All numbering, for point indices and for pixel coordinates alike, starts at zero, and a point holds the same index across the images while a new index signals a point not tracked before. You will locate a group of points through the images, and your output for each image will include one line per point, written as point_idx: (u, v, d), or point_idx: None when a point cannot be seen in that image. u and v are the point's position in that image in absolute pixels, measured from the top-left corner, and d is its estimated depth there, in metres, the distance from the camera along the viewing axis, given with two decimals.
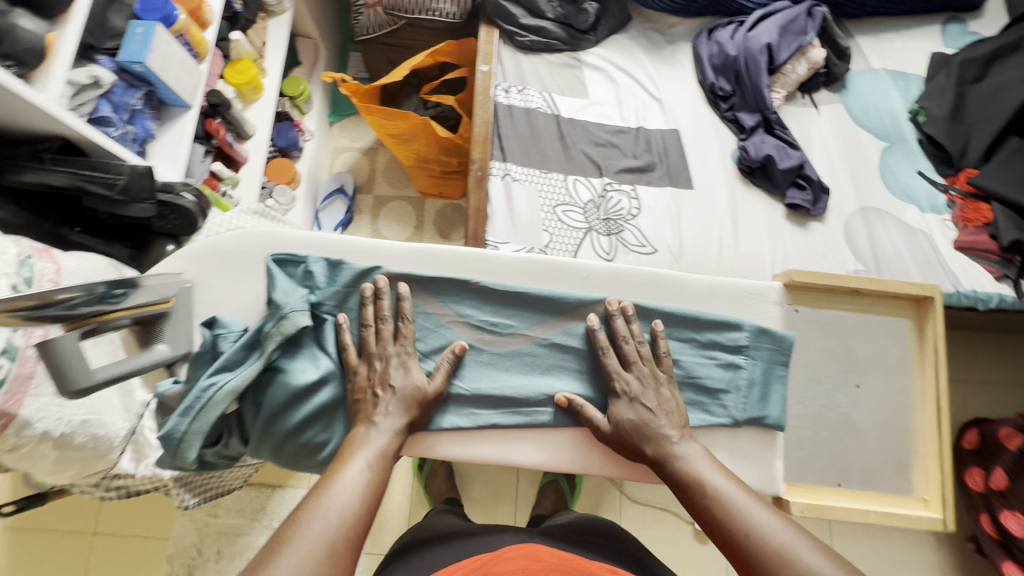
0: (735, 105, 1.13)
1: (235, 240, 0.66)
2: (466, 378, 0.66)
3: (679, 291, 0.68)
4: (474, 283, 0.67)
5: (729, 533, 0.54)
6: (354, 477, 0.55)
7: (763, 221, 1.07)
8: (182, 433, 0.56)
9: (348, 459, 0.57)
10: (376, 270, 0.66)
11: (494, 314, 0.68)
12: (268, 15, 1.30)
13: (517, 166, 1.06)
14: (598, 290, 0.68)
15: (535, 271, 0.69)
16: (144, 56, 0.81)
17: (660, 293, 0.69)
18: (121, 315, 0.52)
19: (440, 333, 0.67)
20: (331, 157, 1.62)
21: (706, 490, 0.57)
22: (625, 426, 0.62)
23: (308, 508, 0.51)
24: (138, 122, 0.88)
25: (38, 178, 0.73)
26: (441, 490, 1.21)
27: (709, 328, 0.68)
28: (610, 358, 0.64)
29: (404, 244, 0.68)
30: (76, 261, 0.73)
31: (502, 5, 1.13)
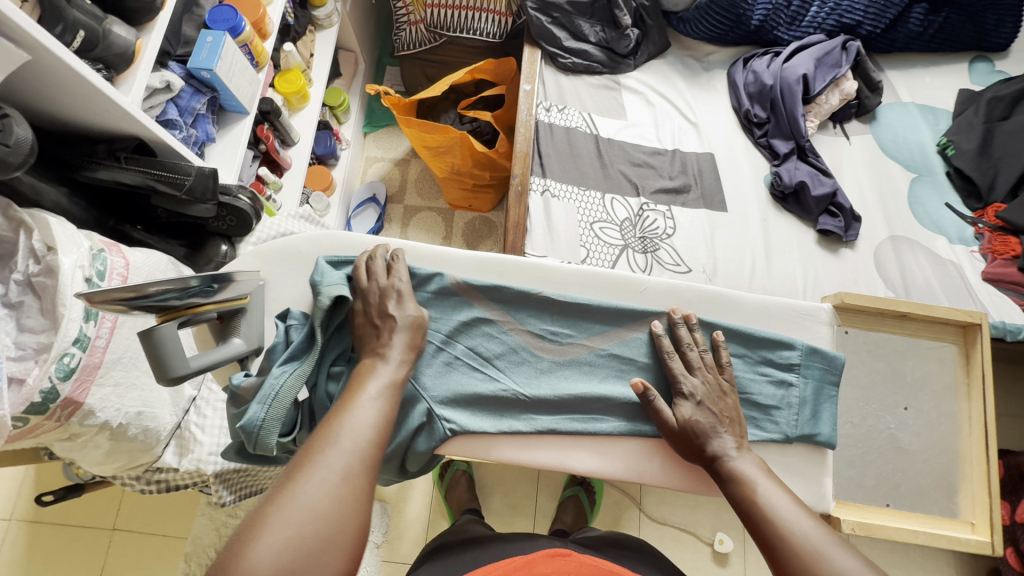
0: (769, 132, 1.16)
1: (306, 241, 0.69)
2: (526, 383, 0.68)
3: (733, 308, 0.71)
4: (536, 293, 0.70)
5: (766, 533, 0.54)
6: (369, 408, 0.54)
7: (795, 245, 1.10)
8: (261, 419, 0.57)
9: (359, 391, 0.55)
10: (444, 276, 0.69)
11: (555, 323, 0.70)
12: (316, 28, 1.35)
13: (556, 182, 1.09)
14: (657, 303, 0.71)
15: (594, 283, 0.72)
16: (213, 64, 0.85)
17: (714, 309, 0.71)
18: (208, 309, 0.54)
19: (501, 340, 0.69)
20: (363, 166, 1.65)
21: (752, 492, 0.58)
22: (688, 427, 0.63)
23: (325, 430, 0.51)
24: (200, 126, 0.91)
25: (111, 175, 0.75)
26: (463, 500, 1.20)
27: (761, 345, 0.70)
28: (675, 360, 0.67)
29: (470, 253, 0.71)
30: (141, 257, 0.76)
31: (547, 27, 1.17)
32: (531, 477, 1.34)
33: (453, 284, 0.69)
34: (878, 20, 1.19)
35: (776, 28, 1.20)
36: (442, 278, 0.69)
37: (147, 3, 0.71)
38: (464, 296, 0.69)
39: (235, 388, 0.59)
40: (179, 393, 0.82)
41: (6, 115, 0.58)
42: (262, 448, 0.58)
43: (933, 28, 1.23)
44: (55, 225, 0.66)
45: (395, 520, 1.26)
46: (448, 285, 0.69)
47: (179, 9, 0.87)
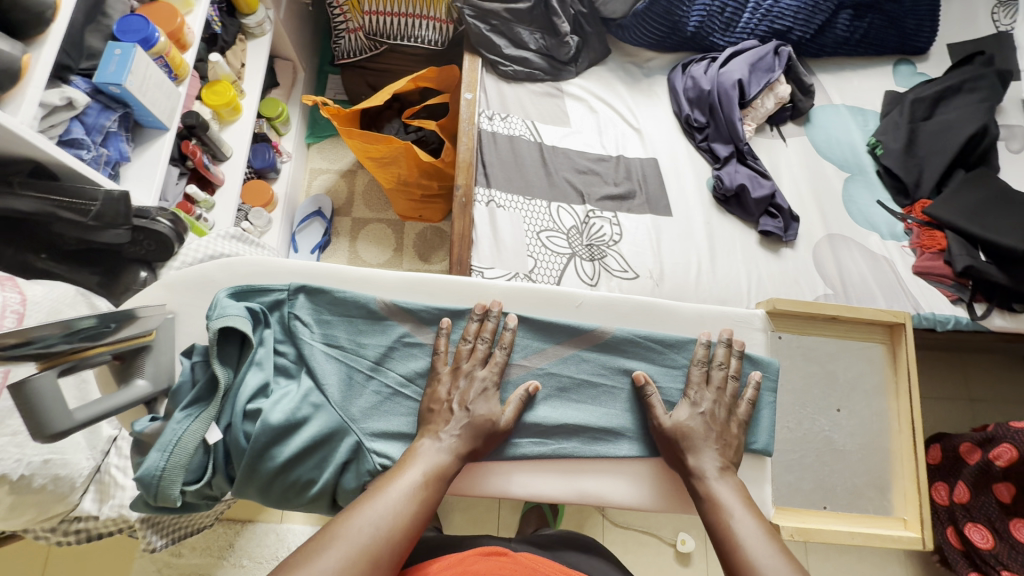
0: (709, 136, 1.18)
1: (221, 268, 0.63)
2: None
3: (666, 319, 0.70)
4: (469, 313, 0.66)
5: (734, 561, 0.56)
6: (405, 489, 0.55)
7: (738, 247, 1.11)
8: (161, 469, 0.52)
9: (405, 469, 0.56)
10: (372, 299, 0.64)
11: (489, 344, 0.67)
12: (247, 37, 1.29)
13: (501, 192, 1.08)
14: (592, 319, 0.69)
15: (532, 300, 0.69)
16: (122, 78, 0.79)
17: (649, 321, 0.70)
18: (102, 351, 0.50)
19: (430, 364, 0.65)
20: (308, 179, 1.60)
21: (727, 520, 0.58)
22: (677, 437, 0.64)
23: (358, 509, 0.52)
24: (112, 145, 0.85)
25: (6, 203, 0.70)
26: None
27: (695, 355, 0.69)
28: (699, 366, 0.68)
29: (398, 273, 0.67)
30: (42, 291, 0.69)
31: (486, 35, 1.15)
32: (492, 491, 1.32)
33: (381, 310, 0.65)
34: (807, 25, 1.23)
35: (711, 35, 1.22)
36: (366, 300, 0.64)
37: (35, 14, 0.65)
38: (392, 320, 0.65)
39: (139, 434, 0.54)
40: (94, 435, 0.76)
41: None
42: (165, 497, 0.52)
43: (858, 33, 1.28)
44: None
45: None
46: (377, 309, 0.64)
47: (83, 19, 0.81)
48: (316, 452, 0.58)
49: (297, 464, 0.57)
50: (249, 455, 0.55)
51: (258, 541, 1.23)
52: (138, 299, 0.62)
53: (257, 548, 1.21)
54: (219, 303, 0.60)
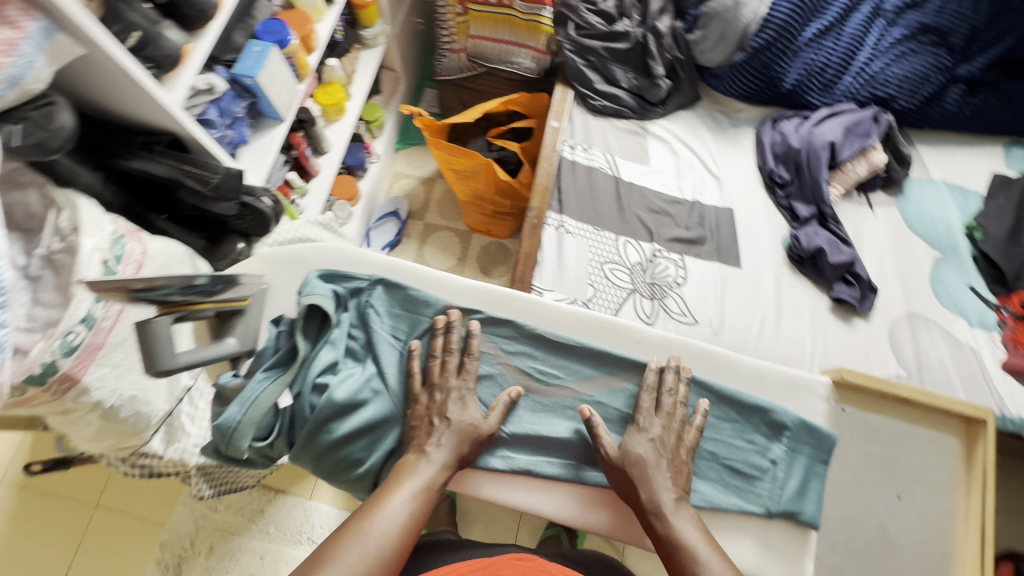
0: (791, 194, 1.16)
1: (313, 250, 0.69)
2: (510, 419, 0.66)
3: (727, 371, 0.68)
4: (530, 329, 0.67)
5: None
6: (397, 506, 0.55)
7: (807, 310, 1.08)
8: (236, 422, 0.56)
9: (395, 488, 0.57)
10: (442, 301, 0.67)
11: (543, 361, 0.68)
12: (362, 46, 1.40)
13: (571, 220, 1.12)
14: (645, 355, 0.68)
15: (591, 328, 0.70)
16: (256, 71, 0.90)
17: (707, 370, 0.69)
18: (206, 307, 0.56)
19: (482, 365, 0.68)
20: (390, 180, 1.70)
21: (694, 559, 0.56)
22: (630, 470, 0.61)
23: (350, 529, 0.52)
24: (236, 128, 0.96)
25: (143, 165, 0.78)
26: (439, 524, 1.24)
27: (752, 412, 0.67)
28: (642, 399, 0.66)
29: (470, 281, 0.70)
30: (160, 246, 0.79)
31: (582, 69, 1.20)
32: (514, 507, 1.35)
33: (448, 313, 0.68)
34: (912, 96, 1.19)
35: (808, 93, 1.19)
36: (436, 303, 0.68)
37: (201, 10, 0.75)
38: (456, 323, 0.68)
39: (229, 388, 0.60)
40: (174, 382, 0.83)
41: (55, 101, 0.61)
42: (235, 446, 0.57)
43: (969, 109, 1.21)
44: (83, 211, 0.70)
45: None
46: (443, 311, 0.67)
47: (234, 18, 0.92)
48: (370, 433, 0.62)
49: (351, 441, 0.61)
50: (311, 425, 0.59)
51: (287, 512, 1.38)
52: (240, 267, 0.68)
53: (286, 519, 1.37)
54: (309, 282, 0.66)
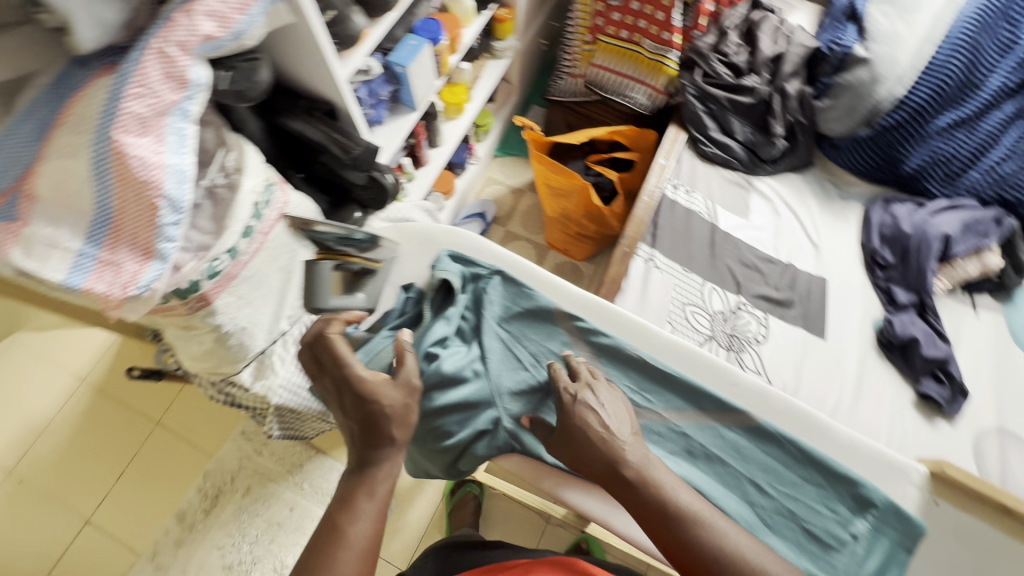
0: (892, 278, 1.12)
1: (443, 232, 0.73)
2: None
3: (824, 437, 0.62)
4: (630, 350, 0.65)
5: (700, 543, 0.51)
6: (363, 522, 0.53)
7: (888, 399, 1.04)
8: (359, 368, 0.64)
9: (354, 502, 0.54)
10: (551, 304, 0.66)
11: (637, 382, 0.64)
12: (490, 56, 1.49)
13: (662, 255, 1.14)
14: (744, 403, 0.62)
15: (693, 363, 0.65)
16: (409, 62, 0.99)
17: (806, 433, 0.62)
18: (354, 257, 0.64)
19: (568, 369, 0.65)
20: (482, 184, 1.77)
21: (676, 511, 0.53)
22: (576, 428, 0.58)
23: (322, 561, 0.50)
24: (377, 109, 1.04)
25: (300, 126, 0.87)
26: (464, 522, 1.29)
27: (842, 483, 0.60)
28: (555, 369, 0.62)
29: (582, 292, 0.68)
30: (298, 199, 0.86)
31: (700, 115, 1.23)
32: (539, 521, 1.38)
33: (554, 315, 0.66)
34: None
35: (928, 180, 1.16)
36: (544, 302, 0.67)
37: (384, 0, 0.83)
38: (558, 327, 0.66)
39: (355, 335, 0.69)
40: (275, 324, 0.91)
41: (258, 56, 0.70)
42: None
43: None
44: (248, 154, 0.78)
45: (397, 516, 1.38)
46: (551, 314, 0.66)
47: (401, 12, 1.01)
48: (465, 409, 0.64)
49: (447, 413, 0.63)
50: (416, 388, 0.63)
51: (323, 473, 1.43)
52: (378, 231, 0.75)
53: (320, 479, 1.42)
54: (441, 259, 0.71)
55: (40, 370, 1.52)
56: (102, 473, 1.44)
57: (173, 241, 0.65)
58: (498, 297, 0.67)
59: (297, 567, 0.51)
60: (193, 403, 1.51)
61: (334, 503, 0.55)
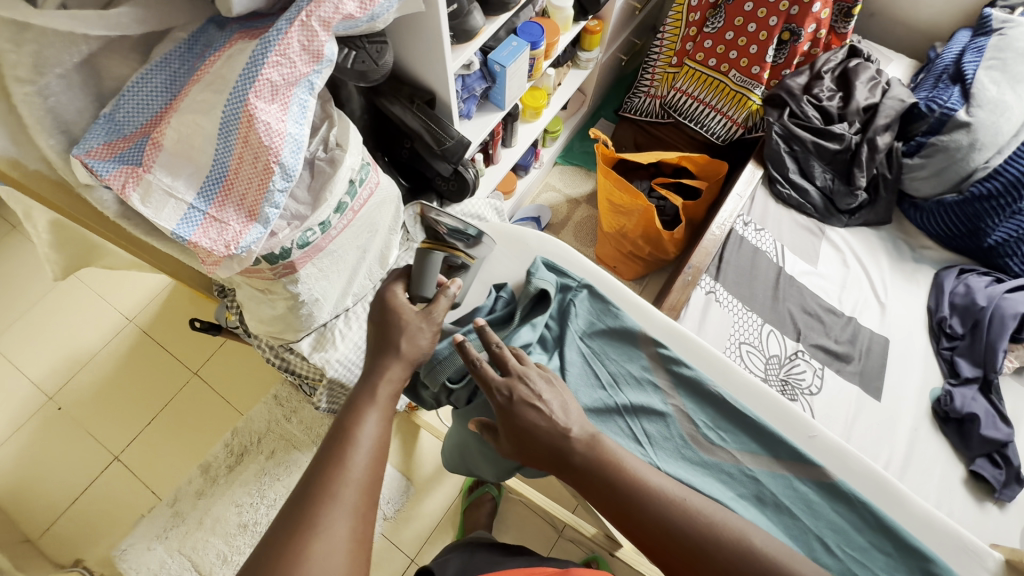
0: (958, 349, 1.09)
1: (538, 238, 0.77)
2: (662, 460, 0.62)
3: (896, 504, 0.61)
4: (710, 386, 0.64)
5: (679, 525, 0.53)
6: (371, 428, 0.55)
7: (936, 473, 1.01)
8: (442, 357, 0.67)
9: (361, 415, 0.56)
10: (637, 327, 0.67)
11: (713, 419, 0.64)
12: (573, 65, 1.49)
13: (724, 290, 1.13)
14: (819, 456, 0.62)
15: (769, 410, 0.65)
16: (509, 62, 1.00)
17: (879, 499, 0.61)
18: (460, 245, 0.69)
19: (645, 393, 0.64)
20: (539, 189, 1.77)
21: (653, 491, 0.55)
22: (519, 424, 0.56)
23: (335, 461, 0.52)
24: (467, 103, 1.04)
25: (400, 113, 0.88)
26: (478, 522, 1.28)
27: (911, 554, 0.58)
28: (484, 368, 0.58)
29: (666, 320, 0.69)
30: (387, 181, 0.88)
31: (782, 155, 1.21)
32: (551, 532, 1.38)
33: (638, 339, 0.66)
34: None
35: (1010, 256, 1.10)
36: (630, 324, 0.67)
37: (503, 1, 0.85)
38: (641, 350, 0.66)
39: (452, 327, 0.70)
40: (342, 299, 0.92)
41: (385, 42, 0.71)
42: (434, 375, 0.67)
43: None
44: (349, 131, 0.78)
45: (412, 504, 1.39)
46: (636, 336, 0.66)
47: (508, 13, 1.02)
48: None
49: None
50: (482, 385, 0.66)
51: None
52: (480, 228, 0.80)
53: None
54: (536, 266, 0.70)
55: (92, 304, 1.56)
56: (135, 414, 1.47)
57: (277, 208, 0.66)
58: (586, 312, 0.68)
59: (308, 471, 0.52)
60: (232, 359, 1.54)
61: (337, 417, 0.56)
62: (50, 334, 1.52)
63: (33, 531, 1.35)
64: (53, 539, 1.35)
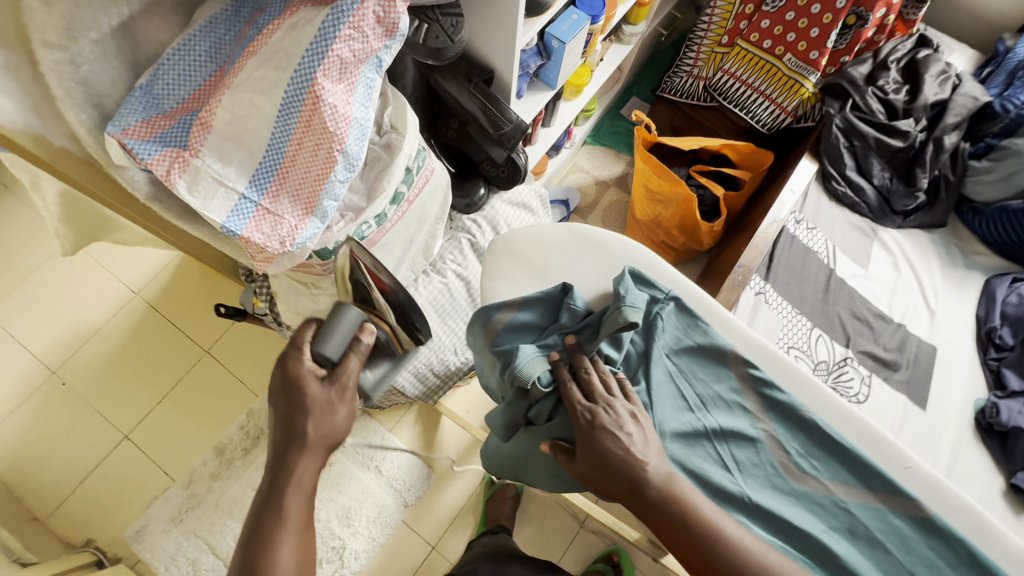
0: (1006, 360, 1.07)
1: (618, 241, 0.70)
2: (753, 488, 0.58)
3: (990, 541, 0.58)
4: (805, 412, 0.60)
5: (718, 552, 0.51)
6: (287, 553, 0.52)
7: (977, 485, 1.00)
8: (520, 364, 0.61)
9: (273, 545, 0.52)
10: (729, 345, 0.62)
11: (806, 446, 0.60)
12: (615, 39, 1.39)
13: (774, 291, 1.09)
14: (916, 488, 0.59)
15: (860, 436, 0.62)
16: (568, 37, 0.91)
17: (973, 535, 0.59)
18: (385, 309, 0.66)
19: (736, 417, 0.60)
20: (568, 169, 1.69)
21: (697, 519, 0.52)
22: (597, 449, 0.55)
23: None
24: (519, 81, 0.96)
25: (456, 93, 0.81)
26: (501, 515, 1.25)
27: None
28: (571, 389, 0.58)
29: (755, 337, 0.66)
30: (441, 169, 0.81)
31: (840, 150, 1.15)
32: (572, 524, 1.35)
33: (730, 358, 0.62)
34: None
35: None
36: (721, 342, 0.63)
37: None
38: (731, 370, 0.62)
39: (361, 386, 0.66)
40: None
41: (460, 15, 0.64)
42: (521, 377, 0.60)
43: None
44: (407, 112, 0.70)
45: (431, 493, 1.35)
46: (728, 355, 0.62)
47: None
48: None
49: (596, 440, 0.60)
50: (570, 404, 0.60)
51: (365, 435, 1.38)
52: (547, 225, 0.72)
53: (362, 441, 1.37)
54: (622, 277, 0.65)
55: (92, 275, 1.47)
56: (143, 392, 1.41)
57: (338, 202, 0.59)
58: (674, 327, 0.64)
59: None
60: (244, 338, 1.48)
61: (245, 547, 0.52)
62: (49, 305, 1.44)
63: (40, 509, 1.31)
64: (62, 519, 1.30)
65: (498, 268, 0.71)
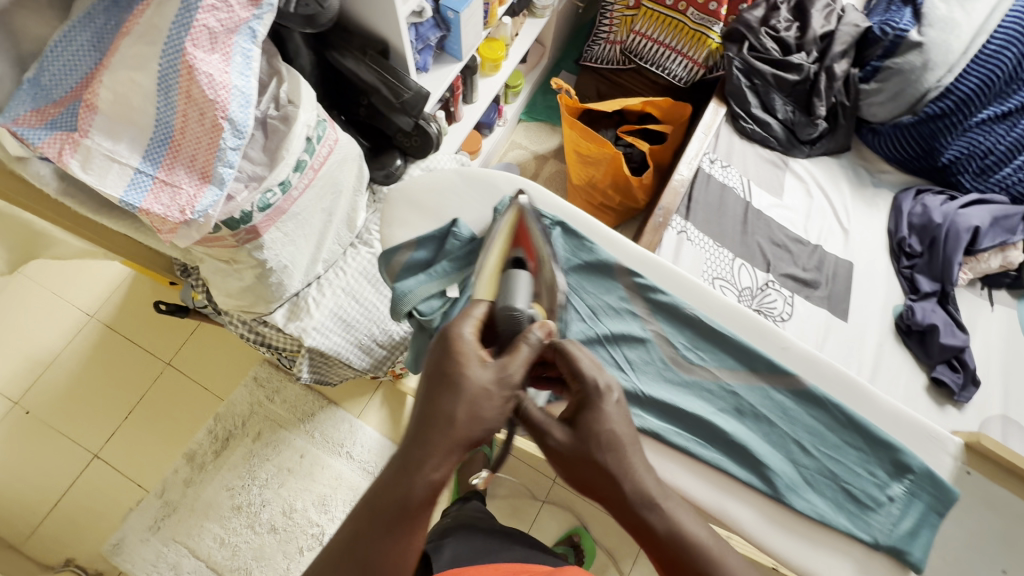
0: (917, 266, 1.14)
1: (507, 179, 0.75)
2: (647, 382, 0.66)
3: (865, 402, 0.65)
4: (688, 309, 0.67)
5: None
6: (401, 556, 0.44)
7: (901, 383, 1.06)
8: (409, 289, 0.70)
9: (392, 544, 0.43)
10: (612, 259, 0.69)
11: (693, 340, 0.67)
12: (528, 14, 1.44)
13: (695, 228, 1.14)
14: (792, 365, 0.65)
15: (742, 324, 0.67)
16: (462, 7, 0.96)
17: (849, 398, 0.65)
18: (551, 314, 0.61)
19: (626, 323, 0.67)
20: (506, 147, 1.73)
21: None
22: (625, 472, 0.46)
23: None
24: (422, 54, 1.00)
25: (354, 67, 0.85)
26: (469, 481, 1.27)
27: (880, 445, 0.64)
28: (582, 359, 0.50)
29: (639, 247, 0.70)
30: (347, 138, 0.85)
31: (743, 90, 1.21)
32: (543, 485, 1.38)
33: (616, 271, 0.69)
34: None
35: (961, 174, 1.16)
36: (606, 257, 0.69)
37: None
38: (617, 281, 0.69)
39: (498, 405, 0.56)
40: (311, 267, 0.91)
41: None
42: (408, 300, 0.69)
43: None
44: (301, 86, 0.75)
45: None
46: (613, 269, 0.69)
47: None
48: None
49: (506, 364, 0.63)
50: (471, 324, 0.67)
51: (334, 423, 1.43)
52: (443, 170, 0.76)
53: (331, 429, 1.42)
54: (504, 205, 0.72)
55: (46, 304, 1.49)
56: (109, 410, 1.43)
57: (232, 167, 0.63)
58: (562, 250, 0.69)
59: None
60: (205, 346, 1.50)
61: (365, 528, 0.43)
62: (5, 338, 1.45)
63: (16, 537, 1.31)
64: (40, 544, 1.31)
65: (393, 215, 0.74)
